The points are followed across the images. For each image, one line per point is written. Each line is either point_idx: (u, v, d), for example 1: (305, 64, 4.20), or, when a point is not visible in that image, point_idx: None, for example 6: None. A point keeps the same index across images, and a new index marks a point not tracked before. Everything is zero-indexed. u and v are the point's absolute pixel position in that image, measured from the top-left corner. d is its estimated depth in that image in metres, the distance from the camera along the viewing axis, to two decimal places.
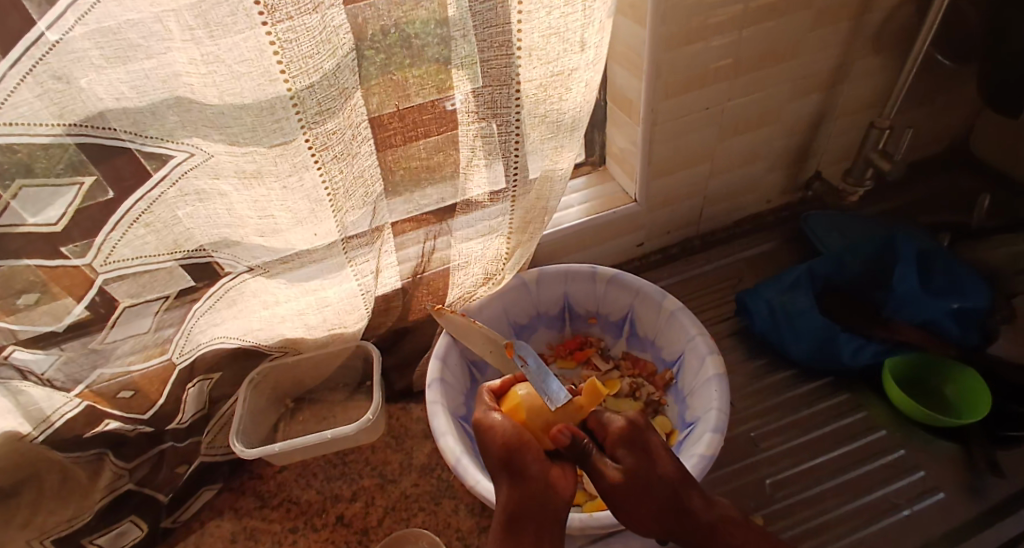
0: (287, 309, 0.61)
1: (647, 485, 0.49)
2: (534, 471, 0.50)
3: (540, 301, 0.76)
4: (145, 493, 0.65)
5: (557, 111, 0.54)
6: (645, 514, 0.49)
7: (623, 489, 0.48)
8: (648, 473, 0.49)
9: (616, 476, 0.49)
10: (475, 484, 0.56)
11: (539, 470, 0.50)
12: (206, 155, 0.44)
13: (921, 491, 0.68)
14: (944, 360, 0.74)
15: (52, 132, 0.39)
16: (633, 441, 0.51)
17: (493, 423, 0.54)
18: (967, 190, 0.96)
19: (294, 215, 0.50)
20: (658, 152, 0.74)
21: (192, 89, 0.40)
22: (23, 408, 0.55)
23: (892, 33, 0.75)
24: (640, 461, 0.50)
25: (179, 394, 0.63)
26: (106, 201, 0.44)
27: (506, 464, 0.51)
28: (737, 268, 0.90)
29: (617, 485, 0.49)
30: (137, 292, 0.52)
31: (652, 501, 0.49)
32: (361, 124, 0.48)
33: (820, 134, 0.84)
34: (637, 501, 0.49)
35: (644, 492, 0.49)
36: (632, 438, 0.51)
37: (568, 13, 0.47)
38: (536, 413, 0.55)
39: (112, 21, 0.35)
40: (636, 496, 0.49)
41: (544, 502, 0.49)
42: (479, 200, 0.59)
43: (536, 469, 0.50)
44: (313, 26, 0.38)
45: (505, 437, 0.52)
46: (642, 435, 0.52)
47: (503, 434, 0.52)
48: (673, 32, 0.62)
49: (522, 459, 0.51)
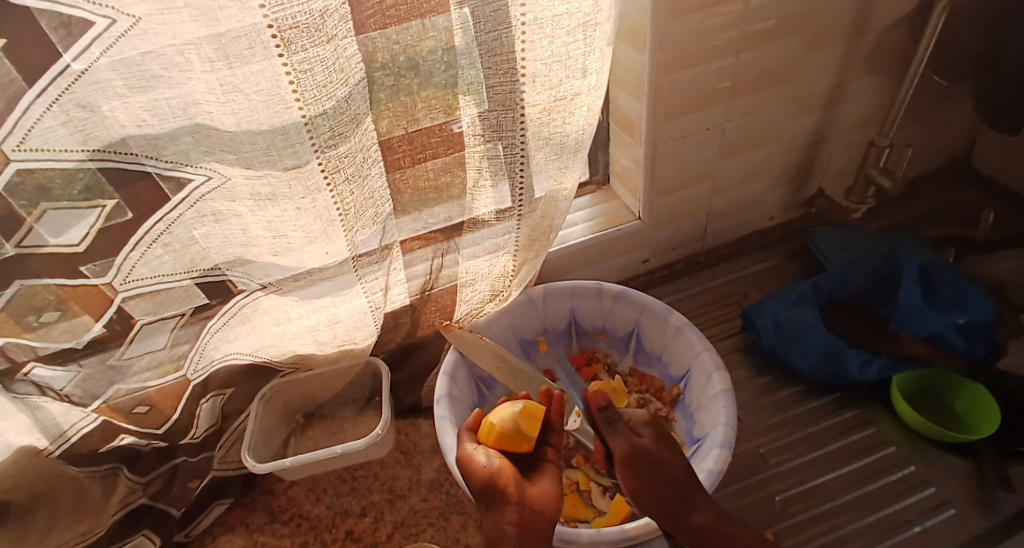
0: (299, 326, 0.62)
1: (659, 469, 0.58)
2: (516, 496, 0.54)
3: (547, 317, 0.77)
4: (158, 508, 0.67)
5: (561, 133, 0.56)
6: (654, 494, 0.58)
7: (639, 464, 0.59)
8: (661, 454, 0.60)
9: (641, 445, 0.60)
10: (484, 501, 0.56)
11: (520, 498, 0.55)
12: (223, 178, 0.46)
13: (932, 508, 0.67)
14: (953, 375, 0.74)
15: (77, 157, 0.41)
16: (658, 428, 0.62)
17: (475, 457, 0.56)
18: (973, 205, 0.96)
19: (307, 234, 0.51)
20: (662, 170, 0.75)
21: (211, 116, 0.42)
22: (40, 423, 0.56)
23: (890, 53, 0.77)
24: (658, 452, 0.60)
25: (192, 410, 0.64)
26: (125, 222, 0.46)
27: (488, 491, 0.54)
28: (743, 284, 0.90)
29: (635, 453, 0.60)
30: (155, 309, 0.54)
31: (664, 486, 0.57)
32: (372, 147, 0.50)
33: (823, 151, 0.85)
34: (649, 479, 0.58)
35: (659, 473, 0.58)
36: (659, 428, 0.62)
37: (570, 42, 0.49)
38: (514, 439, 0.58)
39: (135, 53, 0.37)
40: (648, 473, 0.58)
41: (525, 523, 0.53)
42: (486, 218, 0.61)
43: (519, 497, 0.55)
44: (327, 56, 0.40)
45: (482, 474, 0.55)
46: (660, 430, 0.62)
47: (484, 470, 0.54)
48: (674, 55, 0.63)
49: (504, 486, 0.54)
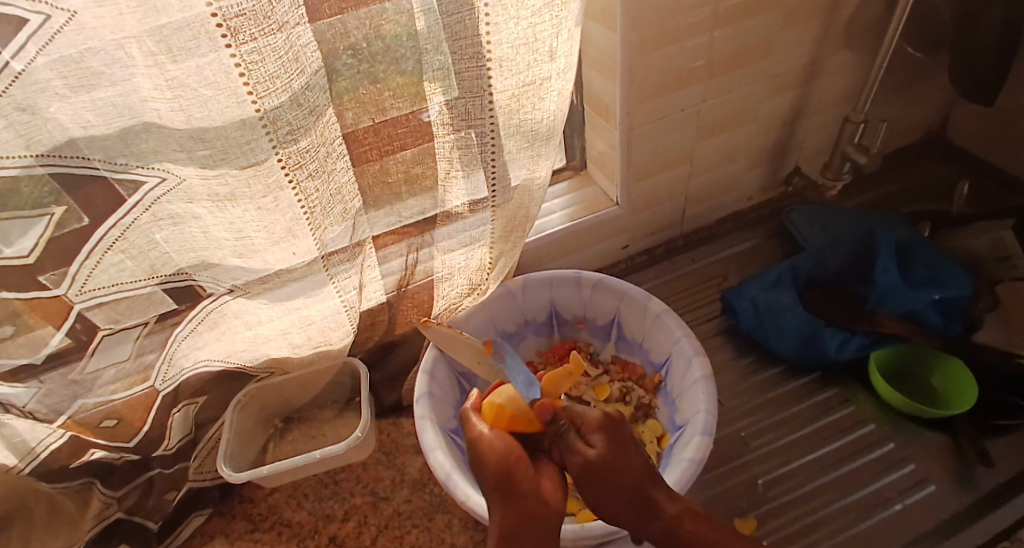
0: (271, 328, 0.60)
1: (623, 462, 0.44)
2: (528, 479, 0.45)
3: (526, 309, 0.76)
4: (135, 521, 0.65)
5: (531, 120, 0.54)
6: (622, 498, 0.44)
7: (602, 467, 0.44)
8: (621, 445, 0.45)
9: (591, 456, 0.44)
10: (466, 499, 0.55)
11: (532, 485, 0.45)
12: (178, 179, 0.44)
13: (912, 484, 0.68)
14: (928, 349, 0.75)
15: (22, 162, 0.38)
16: (610, 431, 0.46)
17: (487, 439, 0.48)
18: (946, 180, 0.97)
19: (271, 235, 0.49)
20: (638, 155, 0.74)
21: (159, 114, 0.39)
22: (4, 440, 0.53)
23: (863, 28, 0.76)
24: (615, 445, 0.45)
25: (164, 420, 0.62)
26: (80, 228, 0.43)
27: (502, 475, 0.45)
28: (722, 266, 0.90)
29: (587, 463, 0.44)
30: (117, 318, 0.52)
31: (629, 484, 0.44)
32: (336, 141, 0.48)
33: (798, 130, 0.85)
34: (615, 480, 0.44)
35: (622, 468, 0.44)
36: (609, 428, 0.46)
37: (536, 24, 0.47)
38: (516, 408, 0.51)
39: (74, 50, 0.35)
40: (612, 474, 0.44)
41: (542, 514, 0.43)
42: (459, 211, 0.59)
43: (532, 483, 0.45)
44: (279, 46, 0.38)
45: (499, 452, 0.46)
46: (617, 426, 0.47)
47: (495, 447, 0.47)
48: (646, 36, 0.62)
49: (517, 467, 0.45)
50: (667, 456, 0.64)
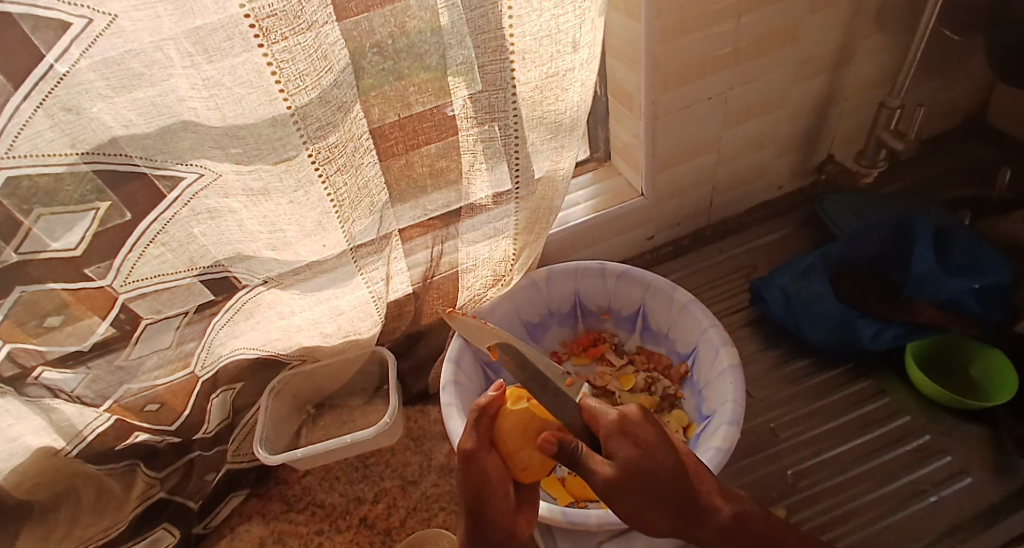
0: (303, 318, 0.62)
1: (644, 475, 0.44)
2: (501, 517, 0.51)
3: (551, 299, 0.76)
4: (177, 502, 0.68)
5: (555, 112, 0.54)
6: (643, 506, 0.44)
7: (619, 485, 0.43)
8: (640, 465, 0.44)
9: (607, 473, 0.43)
10: None
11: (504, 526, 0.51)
12: (214, 175, 0.46)
13: (947, 477, 0.66)
14: (966, 340, 0.73)
15: (67, 161, 0.40)
16: (628, 435, 0.46)
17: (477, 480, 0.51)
18: (990, 164, 0.93)
19: (302, 228, 0.51)
20: (663, 143, 0.73)
21: (196, 112, 0.41)
22: (56, 424, 0.57)
23: (901, 8, 0.73)
24: (632, 455, 0.44)
25: (203, 405, 0.65)
26: (122, 224, 0.46)
27: (476, 501, 0.50)
28: (750, 256, 0.89)
29: (607, 483, 0.43)
30: (158, 309, 0.54)
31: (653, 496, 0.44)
32: (363, 135, 0.49)
33: (830, 115, 0.83)
34: (638, 493, 0.44)
35: (649, 482, 0.44)
36: (627, 431, 0.46)
37: (559, 15, 0.47)
38: (518, 434, 0.52)
39: (115, 52, 0.36)
40: (632, 488, 0.43)
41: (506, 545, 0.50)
42: (483, 203, 0.60)
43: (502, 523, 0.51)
44: (308, 43, 0.39)
45: (475, 494, 0.50)
46: (640, 425, 0.46)
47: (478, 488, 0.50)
48: (669, 23, 0.61)
49: (489, 496, 0.50)
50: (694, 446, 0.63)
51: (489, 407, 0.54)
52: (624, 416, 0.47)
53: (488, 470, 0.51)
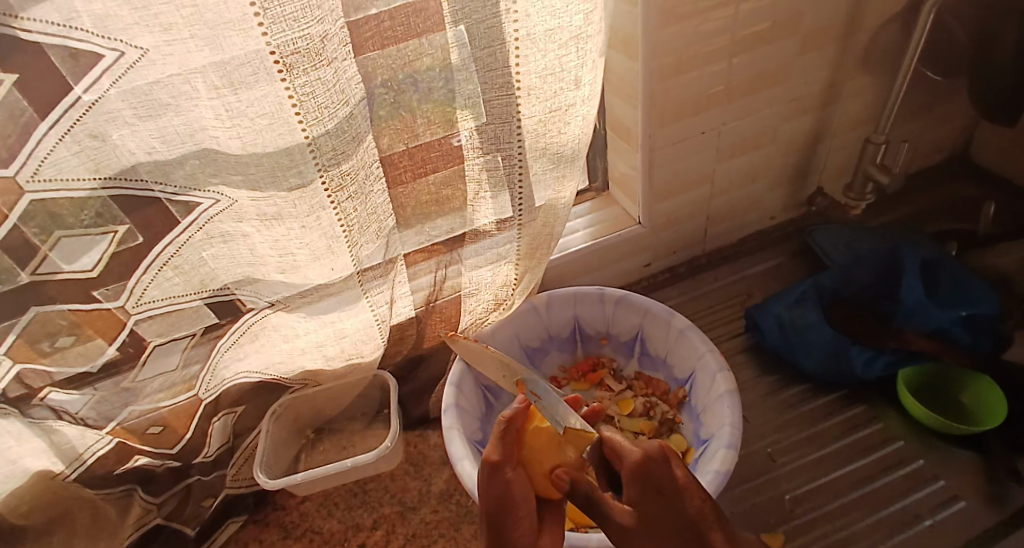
0: (307, 341, 0.63)
1: (664, 519, 0.44)
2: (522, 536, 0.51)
3: (551, 324, 0.78)
4: (174, 527, 0.68)
5: (557, 143, 0.57)
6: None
7: (637, 531, 0.45)
8: (657, 515, 0.45)
9: (626, 521, 0.45)
10: None
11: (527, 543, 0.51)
12: (230, 200, 0.47)
13: (942, 502, 0.67)
14: (956, 367, 0.75)
15: (88, 186, 0.42)
16: (648, 479, 0.45)
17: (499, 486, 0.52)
18: (970, 198, 0.97)
19: (313, 252, 0.52)
20: (659, 175, 0.76)
21: (217, 140, 0.43)
22: (57, 447, 0.57)
23: (881, 51, 0.77)
24: (651, 502, 0.45)
25: (204, 428, 0.65)
26: (137, 246, 0.47)
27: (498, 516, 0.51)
28: (744, 284, 0.91)
29: (625, 530, 0.45)
30: (166, 331, 0.55)
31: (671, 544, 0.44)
32: (374, 164, 0.51)
33: (817, 150, 0.86)
34: (657, 540, 0.44)
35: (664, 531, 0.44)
36: (647, 476, 0.45)
37: (562, 54, 0.50)
38: (541, 454, 0.54)
39: (143, 83, 0.38)
40: (652, 532, 0.44)
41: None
42: (487, 229, 0.62)
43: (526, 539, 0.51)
44: (328, 78, 0.41)
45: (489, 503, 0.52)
46: (661, 469, 0.45)
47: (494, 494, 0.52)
48: (664, 63, 0.64)
49: (512, 507, 0.52)
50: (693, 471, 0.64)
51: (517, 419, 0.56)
52: (646, 460, 0.46)
53: (506, 484, 0.52)
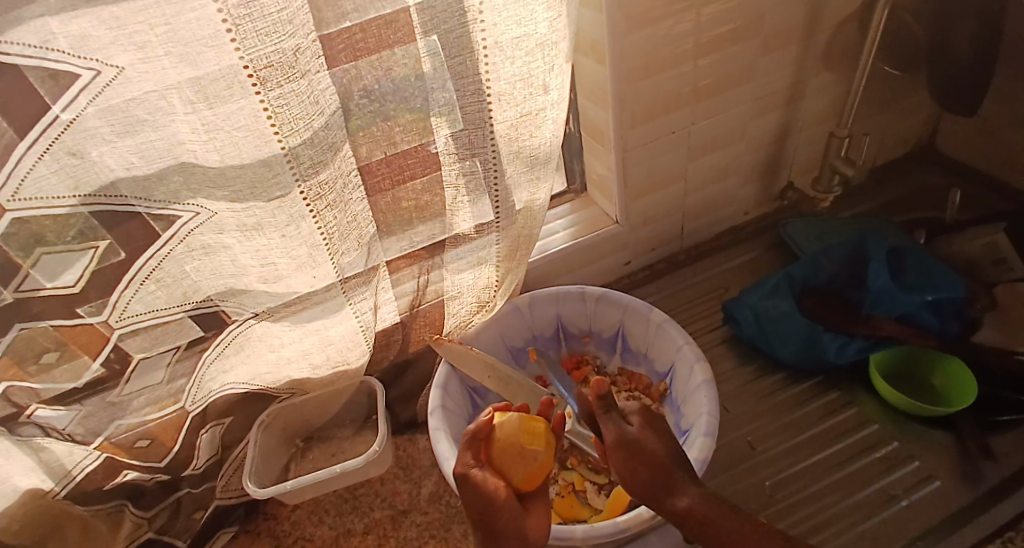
0: (293, 350, 0.64)
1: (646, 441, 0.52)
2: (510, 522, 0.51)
3: (535, 324, 0.79)
4: (165, 540, 0.68)
5: (530, 147, 0.58)
6: (636, 468, 0.51)
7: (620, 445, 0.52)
8: (644, 433, 0.53)
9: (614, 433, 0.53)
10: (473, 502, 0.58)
11: (516, 526, 0.51)
12: (210, 213, 0.48)
13: (917, 482, 0.69)
14: (926, 351, 0.77)
15: (68, 203, 0.43)
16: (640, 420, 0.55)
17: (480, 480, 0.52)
18: (937, 187, 1.00)
19: (294, 261, 0.53)
20: (634, 175, 0.78)
21: (195, 154, 0.44)
22: (45, 465, 0.56)
23: (842, 48, 0.80)
24: (628, 464, 0.51)
25: (193, 441, 0.66)
26: (118, 262, 0.48)
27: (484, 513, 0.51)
28: (722, 278, 0.93)
29: (613, 438, 0.53)
30: (150, 345, 0.55)
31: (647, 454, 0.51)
32: (351, 172, 0.52)
33: (787, 146, 0.89)
34: (632, 457, 0.51)
35: (643, 448, 0.52)
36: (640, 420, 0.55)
37: (530, 61, 0.51)
38: (509, 448, 0.54)
39: (119, 101, 0.39)
40: (630, 451, 0.52)
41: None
42: (467, 233, 0.63)
43: (515, 522, 0.51)
44: (301, 90, 0.42)
45: (479, 499, 0.51)
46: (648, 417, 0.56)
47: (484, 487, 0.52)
48: (632, 66, 0.66)
49: (498, 505, 0.51)
50: None
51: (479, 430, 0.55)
52: (621, 438, 0.52)
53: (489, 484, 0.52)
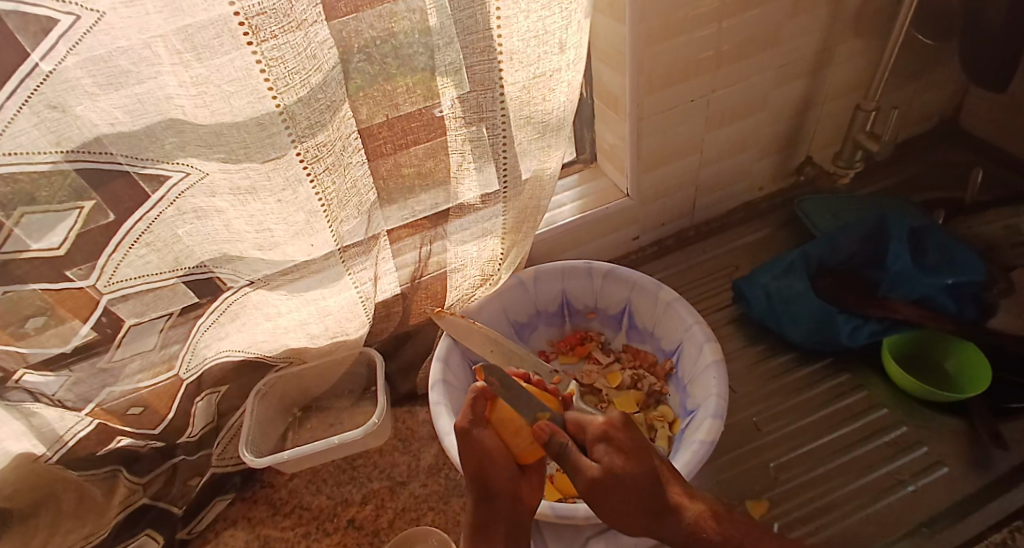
0: (290, 319, 0.62)
1: (623, 478, 0.46)
2: (503, 485, 0.54)
3: (539, 299, 0.77)
4: (161, 507, 0.67)
5: (541, 112, 0.55)
6: (615, 505, 0.47)
7: (598, 485, 0.46)
8: (625, 465, 0.47)
9: (592, 474, 0.46)
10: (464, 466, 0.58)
11: (507, 488, 0.54)
12: (201, 174, 0.45)
13: (924, 467, 0.68)
14: (943, 336, 0.76)
15: (50, 159, 0.40)
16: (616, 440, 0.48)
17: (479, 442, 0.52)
18: (960, 166, 0.96)
19: (290, 227, 0.50)
20: (647, 146, 0.74)
21: (185, 110, 0.41)
22: (36, 429, 0.56)
23: (873, 15, 0.76)
24: (603, 501, 0.47)
25: (188, 408, 0.64)
26: (106, 224, 0.45)
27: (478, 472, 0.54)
28: (733, 255, 0.90)
29: (589, 481, 0.46)
30: (142, 310, 0.53)
31: (627, 494, 0.47)
32: (351, 135, 0.49)
33: (808, 119, 0.85)
34: (610, 496, 0.47)
35: (623, 485, 0.47)
36: (614, 436, 0.48)
37: (546, 17, 0.48)
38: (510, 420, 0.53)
39: (102, 50, 0.36)
40: (610, 490, 0.46)
41: (513, 511, 0.54)
42: (472, 203, 0.60)
43: (508, 484, 0.54)
44: (298, 43, 0.39)
45: (475, 455, 0.52)
46: (623, 436, 0.49)
47: (481, 446, 0.52)
48: (652, 27, 0.62)
49: (493, 466, 0.53)
50: (679, 441, 0.64)
51: (487, 391, 0.53)
52: (592, 481, 0.46)
53: (484, 446, 0.52)
